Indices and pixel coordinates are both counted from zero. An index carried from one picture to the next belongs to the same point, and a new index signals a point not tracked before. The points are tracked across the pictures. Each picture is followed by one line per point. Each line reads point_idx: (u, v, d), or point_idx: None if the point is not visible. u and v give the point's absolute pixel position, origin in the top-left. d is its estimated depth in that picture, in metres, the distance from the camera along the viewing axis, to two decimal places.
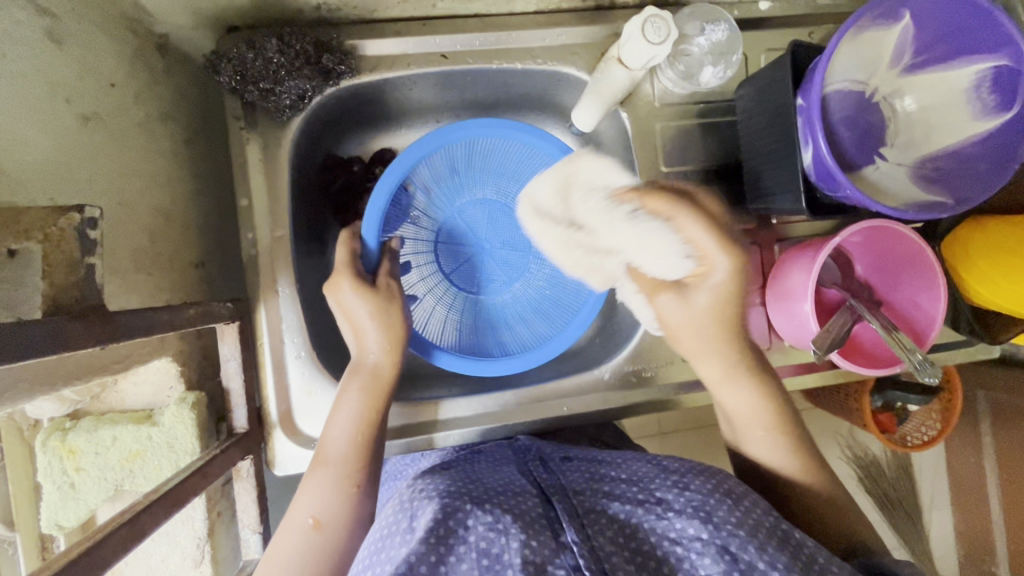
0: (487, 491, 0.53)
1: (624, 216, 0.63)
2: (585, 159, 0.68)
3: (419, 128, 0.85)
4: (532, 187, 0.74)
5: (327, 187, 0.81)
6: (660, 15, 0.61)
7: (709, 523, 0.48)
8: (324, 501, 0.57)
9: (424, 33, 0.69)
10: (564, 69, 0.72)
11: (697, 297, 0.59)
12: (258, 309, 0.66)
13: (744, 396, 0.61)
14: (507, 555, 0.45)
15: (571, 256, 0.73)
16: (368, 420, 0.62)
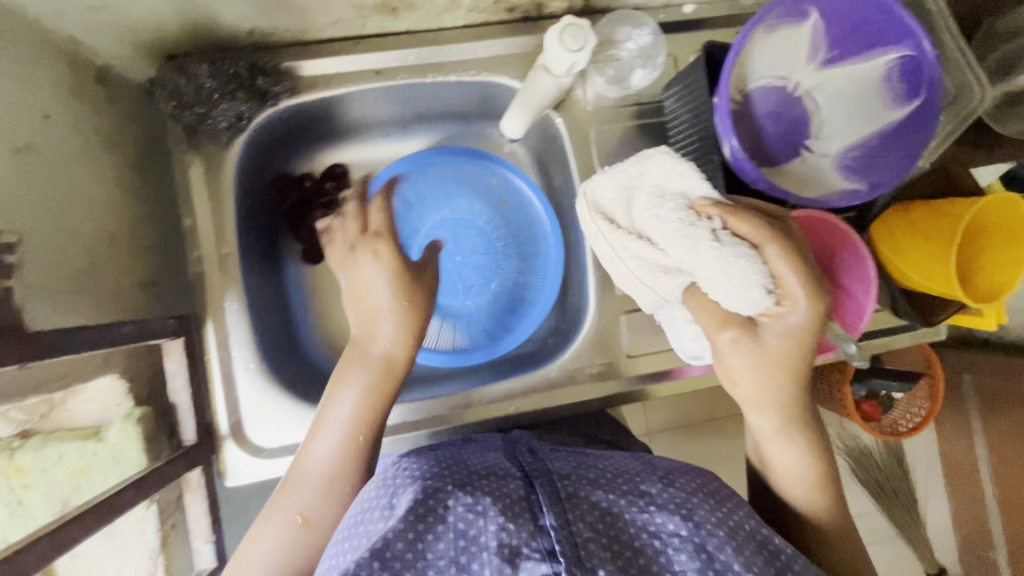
0: (468, 475, 0.49)
1: (705, 240, 0.55)
2: (659, 163, 0.61)
3: (368, 142, 0.88)
4: (592, 184, 0.64)
5: (280, 205, 0.84)
6: (577, 23, 0.63)
7: (688, 521, 0.47)
8: (314, 501, 0.59)
9: (357, 52, 0.72)
10: (497, 79, 0.75)
11: (770, 339, 0.54)
12: (205, 325, 0.68)
13: (793, 454, 0.60)
14: (484, 537, 0.42)
15: (626, 264, 0.62)
16: (390, 370, 0.65)
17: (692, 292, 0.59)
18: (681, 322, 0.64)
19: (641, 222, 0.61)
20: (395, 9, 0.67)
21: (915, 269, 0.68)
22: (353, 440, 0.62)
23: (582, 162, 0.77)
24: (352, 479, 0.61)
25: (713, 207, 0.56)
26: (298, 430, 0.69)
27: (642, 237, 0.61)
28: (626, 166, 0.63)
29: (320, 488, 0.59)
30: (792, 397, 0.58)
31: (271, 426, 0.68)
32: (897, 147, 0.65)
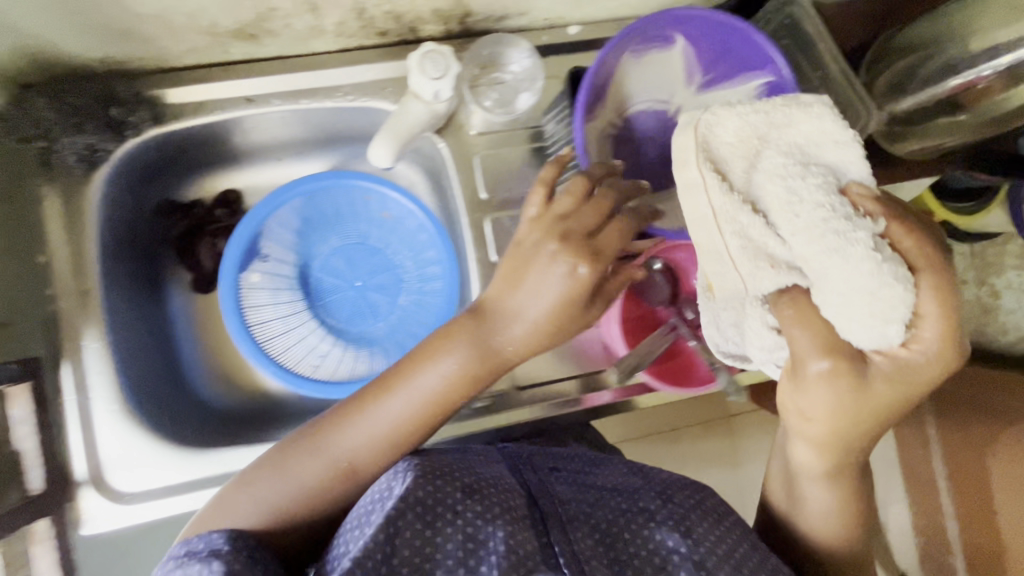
0: (476, 479, 0.54)
1: (861, 245, 0.42)
2: (811, 119, 0.46)
3: (261, 166, 0.85)
4: (709, 115, 0.48)
5: (166, 233, 0.81)
6: (437, 49, 0.62)
7: (687, 539, 0.57)
8: (354, 449, 0.58)
9: (225, 78, 0.69)
10: (375, 103, 0.72)
11: (876, 385, 0.46)
12: (61, 367, 0.65)
13: (823, 496, 0.59)
14: (491, 544, 0.49)
15: (725, 242, 0.47)
16: (454, 390, 0.59)
17: (793, 293, 0.46)
18: (751, 326, 0.51)
19: (766, 195, 0.45)
20: (254, 35, 0.64)
21: None
22: (397, 427, 0.59)
23: (467, 188, 0.75)
24: (381, 454, 0.59)
25: (870, 199, 0.44)
26: (165, 471, 0.68)
27: (766, 218, 0.45)
28: (765, 110, 0.47)
29: (367, 444, 0.59)
30: (844, 439, 0.52)
31: (133, 470, 0.67)
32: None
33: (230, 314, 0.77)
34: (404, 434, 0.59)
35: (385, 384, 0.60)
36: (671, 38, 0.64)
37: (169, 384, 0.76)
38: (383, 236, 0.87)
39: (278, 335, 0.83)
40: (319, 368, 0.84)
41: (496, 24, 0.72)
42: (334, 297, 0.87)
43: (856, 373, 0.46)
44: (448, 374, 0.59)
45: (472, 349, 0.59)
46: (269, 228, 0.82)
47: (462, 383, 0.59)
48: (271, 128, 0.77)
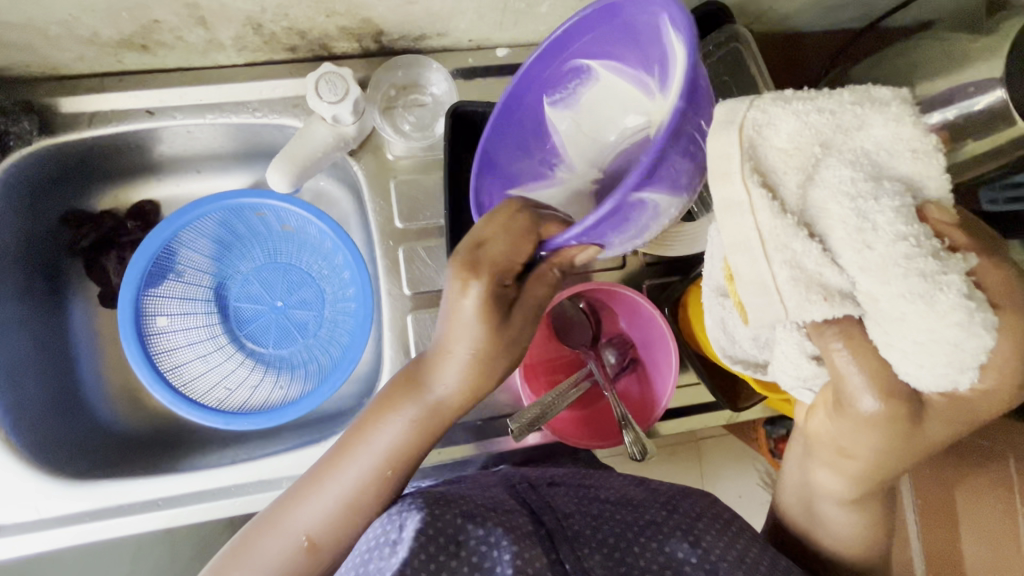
0: (478, 505, 0.54)
1: (952, 291, 0.32)
2: (885, 125, 0.34)
3: (180, 178, 0.81)
4: (757, 111, 0.35)
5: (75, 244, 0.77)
6: (336, 72, 0.58)
7: (697, 546, 0.55)
8: (321, 522, 0.53)
9: (122, 89, 0.65)
10: (285, 121, 0.68)
11: (933, 428, 0.38)
12: None
13: (856, 523, 0.54)
14: (499, 567, 0.49)
15: (771, 272, 0.35)
16: (409, 450, 0.54)
17: (841, 325, 0.37)
18: (781, 347, 0.44)
19: (828, 218, 0.34)
20: (145, 46, 0.60)
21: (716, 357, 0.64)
22: (358, 493, 0.53)
23: (383, 214, 0.71)
24: (355, 519, 0.54)
25: (954, 227, 0.35)
26: (39, 505, 0.65)
27: (823, 246, 0.34)
28: (829, 107, 0.35)
29: (331, 519, 0.53)
30: (879, 475, 0.45)
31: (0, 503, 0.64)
32: (668, 187, 0.44)
33: (140, 364, 0.71)
34: (367, 501, 0.54)
35: (333, 462, 0.54)
36: (587, 67, 0.53)
37: (62, 406, 0.72)
38: (300, 251, 0.83)
39: (196, 357, 0.80)
40: (238, 390, 0.80)
41: (415, 43, 0.67)
42: (255, 315, 0.83)
43: (908, 418, 0.38)
44: (400, 434, 0.53)
45: (421, 409, 0.53)
46: (179, 248, 0.78)
47: (420, 444, 0.54)
48: (183, 141, 0.73)
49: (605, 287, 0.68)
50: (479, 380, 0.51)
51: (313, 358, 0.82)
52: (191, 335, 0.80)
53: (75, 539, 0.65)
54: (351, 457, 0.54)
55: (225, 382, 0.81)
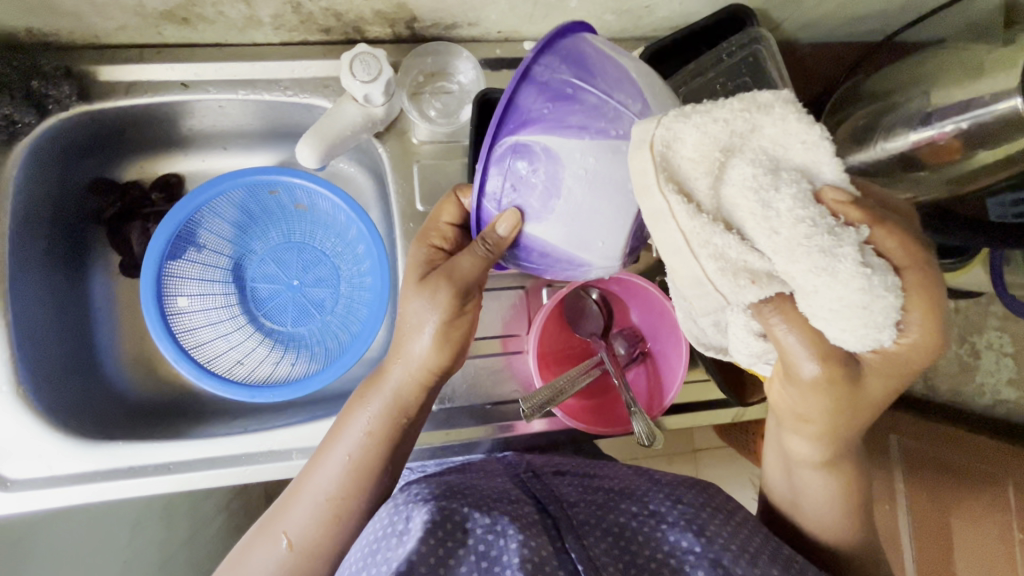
0: (481, 498, 0.58)
1: (848, 262, 0.36)
2: (778, 120, 0.38)
3: (206, 154, 0.83)
4: (662, 129, 0.40)
5: (100, 212, 0.79)
6: (370, 52, 0.60)
7: (702, 536, 0.56)
8: (304, 528, 0.62)
9: (159, 61, 0.67)
10: (315, 101, 0.70)
11: (866, 383, 0.43)
12: None
13: (827, 482, 0.58)
14: (506, 556, 0.50)
15: (700, 266, 0.39)
16: (369, 448, 0.63)
17: (775, 301, 0.40)
18: (731, 329, 0.44)
19: (739, 211, 0.38)
20: (186, 19, 0.62)
21: None
22: (335, 492, 0.63)
23: (404, 196, 0.73)
24: (338, 508, 0.63)
25: (850, 206, 0.37)
26: (52, 461, 0.65)
27: (741, 236, 0.38)
28: (725, 116, 0.38)
29: (309, 521, 0.62)
30: (837, 432, 0.50)
31: (7, 457, 0.64)
32: (554, 130, 0.47)
33: (163, 339, 0.73)
34: (341, 498, 0.63)
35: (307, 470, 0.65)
36: None
37: (76, 369, 0.73)
38: (319, 230, 0.84)
39: (213, 331, 0.81)
40: (252, 365, 0.82)
41: (445, 32, 0.69)
42: (272, 292, 0.84)
43: (845, 377, 0.42)
44: (359, 432, 0.64)
45: (373, 410, 0.64)
46: (202, 222, 0.79)
47: (378, 444, 0.64)
48: (211, 116, 0.75)
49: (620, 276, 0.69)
50: (420, 377, 0.63)
51: (327, 338, 0.83)
52: (210, 309, 0.81)
53: (86, 497, 0.66)
54: (321, 463, 0.64)
55: (239, 355, 0.82)
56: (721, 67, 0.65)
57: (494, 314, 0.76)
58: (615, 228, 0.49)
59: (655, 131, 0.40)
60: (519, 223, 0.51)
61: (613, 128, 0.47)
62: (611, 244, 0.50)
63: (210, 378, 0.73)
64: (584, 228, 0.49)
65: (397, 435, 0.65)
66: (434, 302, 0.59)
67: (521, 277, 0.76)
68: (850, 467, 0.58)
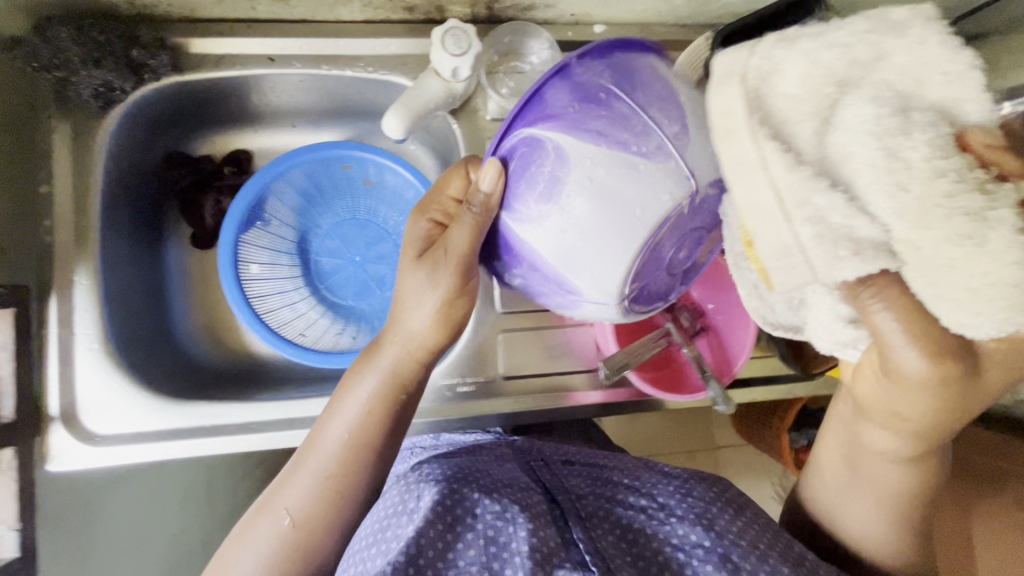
0: (494, 483, 0.67)
1: (1003, 229, 0.32)
2: (911, 45, 0.33)
3: (274, 131, 0.86)
4: (758, 60, 0.36)
5: (172, 184, 0.81)
6: (461, 27, 0.62)
7: (710, 529, 0.60)
8: (303, 503, 0.59)
9: (249, 36, 0.70)
10: (393, 77, 0.73)
11: (985, 377, 0.42)
12: (50, 300, 0.65)
13: (908, 478, 0.56)
14: (513, 543, 0.59)
15: (795, 232, 0.35)
16: (372, 416, 0.62)
17: (879, 284, 0.37)
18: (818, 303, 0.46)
19: (853, 162, 0.33)
20: None
21: None
22: (333, 471, 0.60)
23: None
24: (339, 485, 0.60)
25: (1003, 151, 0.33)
26: (137, 419, 0.67)
27: (850, 196, 0.33)
28: (844, 41, 0.34)
29: (314, 499, 0.59)
30: (928, 435, 0.49)
31: (90, 413, 0.65)
32: (571, 131, 0.46)
33: (239, 304, 0.75)
34: (342, 472, 0.60)
35: (313, 439, 0.62)
36: None
37: (151, 334, 0.75)
38: (382, 206, 0.87)
39: (281, 301, 0.83)
40: (318, 336, 0.84)
41: (522, 13, 0.72)
42: (335, 266, 0.86)
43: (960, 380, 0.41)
44: (358, 405, 0.62)
45: (378, 378, 0.63)
46: (274, 195, 0.81)
47: (379, 417, 0.62)
48: (287, 92, 0.78)
49: None
50: (418, 356, 0.64)
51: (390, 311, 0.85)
52: (278, 280, 0.83)
53: (168, 454, 0.67)
54: (327, 431, 0.62)
55: (305, 326, 0.84)
56: None
57: None
58: (608, 265, 0.48)
59: (749, 61, 0.37)
60: (499, 177, 0.52)
61: (633, 144, 0.45)
62: (605, 275, 0.49)
63: (286, 344, 0.75)
64: (583, 255, 0.48)
65: (399, 411, 0.63)
66: (435, 273, 0.60)
67: None
68: (925, 478, 0.57)
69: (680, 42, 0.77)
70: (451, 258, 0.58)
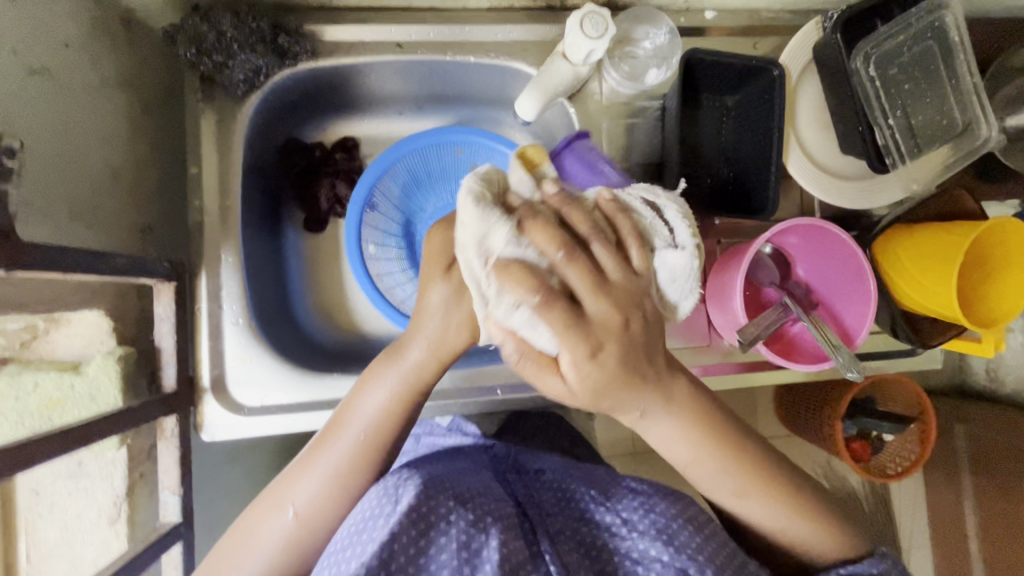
0: (468, 491, 0.61)
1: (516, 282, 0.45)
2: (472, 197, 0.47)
3: (380, 119, 0.86)
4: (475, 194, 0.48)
5: (289, 169, 0.83)
6: (599, 11, 0.65)
7: (671, 544, 0.57)
8: (309, 499, 0.58)
9: (381, 23, 0.72)
10: (514, 63, 0.75)
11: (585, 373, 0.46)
12: (199, 274, 0.68)
13: (696, 458, 0.56)
14: (485, 551, 0.54)
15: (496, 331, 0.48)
16: (386, 422, 0.60)
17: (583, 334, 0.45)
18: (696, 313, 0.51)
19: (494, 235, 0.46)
20: None
21: (912, 285, 0.70)
22: (340, 470, 0.59)
23: None
24: (348, 482, 0.59)
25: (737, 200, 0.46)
26: (279, 391, 0.69)
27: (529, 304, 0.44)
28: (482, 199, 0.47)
29: (327, 498, 0.59)
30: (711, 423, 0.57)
31: (239, 382, 0.67)
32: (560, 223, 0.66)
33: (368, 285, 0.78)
34: (349, 480, 0.60)
35: (320, 442, 0.60)
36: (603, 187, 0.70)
37: (278, 311, 0.78)
38: None
39: (394, 286, 0.85)
40: None
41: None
42: None
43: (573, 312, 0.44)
44: (376, 409, 0.60)
45: (390, 387, 0.60)
46: (387, 183, 0.83)
47: (390, 422, 0.60)
48: (402, 79, 0.79)
49: (810, 225, 0.70)
50: (439, 357, 0.60)
51: None
52: (389, 266, 0.86)
53: (309, 425, 0.69)
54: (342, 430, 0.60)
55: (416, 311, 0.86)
56: (911, 33, 0.69)
57: None
58: None
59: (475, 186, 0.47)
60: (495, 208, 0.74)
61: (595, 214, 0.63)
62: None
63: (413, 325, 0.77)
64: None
65: (411, 413, 0.62)
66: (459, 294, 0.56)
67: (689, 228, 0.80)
68: (786, 478, 0.61)
69: (788, 27, 0.80)
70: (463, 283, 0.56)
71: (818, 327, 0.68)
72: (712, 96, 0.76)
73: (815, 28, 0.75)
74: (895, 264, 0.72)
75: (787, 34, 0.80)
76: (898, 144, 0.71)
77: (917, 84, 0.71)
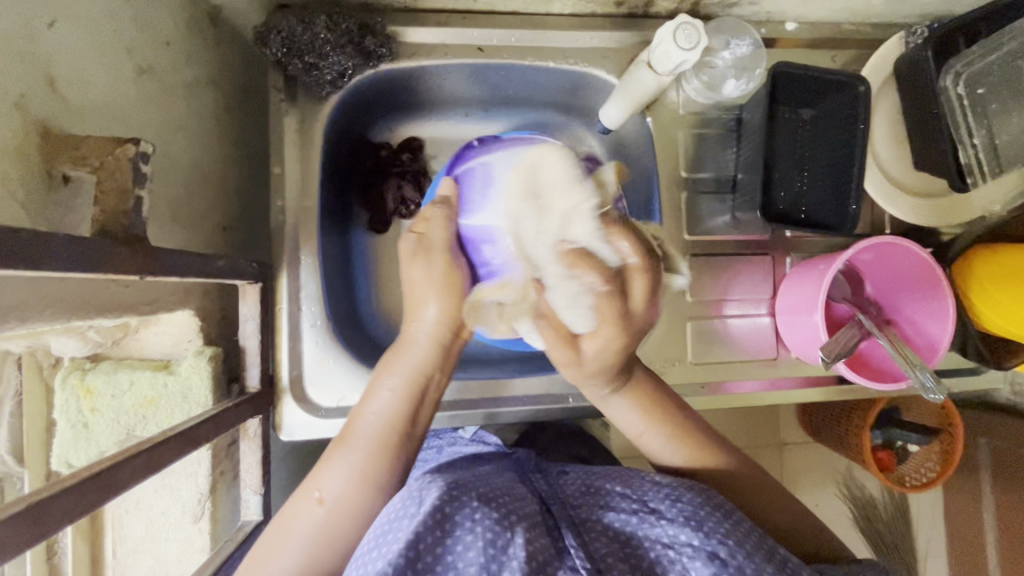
0: (492, 491, 0.51)
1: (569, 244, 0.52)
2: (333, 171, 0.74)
3: (448, 121, 0.83)
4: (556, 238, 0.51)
5: (355, 170, 0.80)
6: (692, 22, 0.63)
7: (700, 530, 0.48)
8: (340, 488, 0.53)
9: (464, 26, 0.71)
10: (593, 70, 0.75)
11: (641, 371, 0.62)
12: (280, 275, 0.68)
13: (621, 411, 0.62)
14: (512, 548, 0.45)
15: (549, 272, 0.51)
16: (394, 421, 0.56)
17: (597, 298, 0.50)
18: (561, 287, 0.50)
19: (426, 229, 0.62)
20: None
21: (997, 308, 0.70)
22: (364, 474, 0.54)
23: (667, 164, 0.77)
24: (371, 474, 0.54)
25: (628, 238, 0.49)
26: (356, 394, 0.68)
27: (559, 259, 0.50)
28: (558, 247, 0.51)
29: (356, 505, 0.53)
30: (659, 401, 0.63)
31: (315, 383, 0.67)
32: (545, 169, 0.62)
33: None
34: (378, 475, 0.54)
35: (337, 444, 0.56)
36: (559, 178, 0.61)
37: (347, 311, 0.77)
38: None
39: None
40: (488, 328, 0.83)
41: (724, 10, 0.74)
42: None
43: (623, 298, 0.49)
44: (388, 400, 0.57)
45: (401, 377, 0.58)
46: None
47: (407, 409, 0.57)
48: (478, 82, 0.76)
49: (886, 243, 0.68)
50: (439, 338, 0.60)
51: None
52: None
53: None
54: (360, 423, 0.56)
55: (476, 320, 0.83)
56: (1005, 52, 0.68)
57: (745, 278, 0.78)
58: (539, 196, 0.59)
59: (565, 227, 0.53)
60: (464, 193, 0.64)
61: None
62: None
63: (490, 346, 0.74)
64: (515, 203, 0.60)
65: (425, 403, 0.59)
66: (430, 271, 0.61)
67: (759, 240, 0.79)
68: (665, 398, 0.64)
69: (869, 40, 0.79)
70: (437, 253, 0.62)
71: (894, 343, 0.68)
72: (790, 107, 0.74)
73: (898, 44, 0.75)
74: (979, 286, 0.72)
75: (866, 47, 0.80)
76: (981, 163, 0.70)
77: (1006, 104, 0.69)
